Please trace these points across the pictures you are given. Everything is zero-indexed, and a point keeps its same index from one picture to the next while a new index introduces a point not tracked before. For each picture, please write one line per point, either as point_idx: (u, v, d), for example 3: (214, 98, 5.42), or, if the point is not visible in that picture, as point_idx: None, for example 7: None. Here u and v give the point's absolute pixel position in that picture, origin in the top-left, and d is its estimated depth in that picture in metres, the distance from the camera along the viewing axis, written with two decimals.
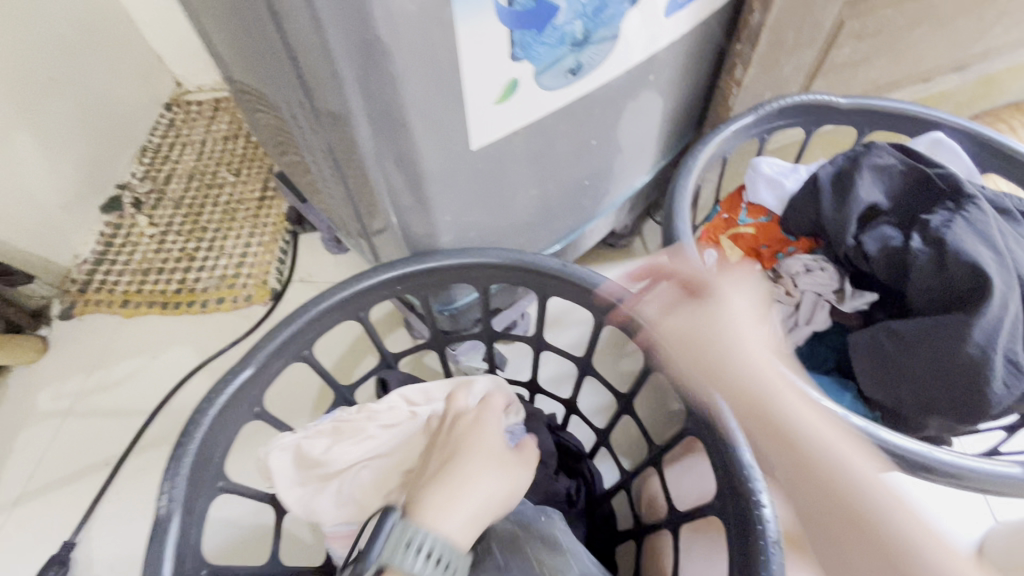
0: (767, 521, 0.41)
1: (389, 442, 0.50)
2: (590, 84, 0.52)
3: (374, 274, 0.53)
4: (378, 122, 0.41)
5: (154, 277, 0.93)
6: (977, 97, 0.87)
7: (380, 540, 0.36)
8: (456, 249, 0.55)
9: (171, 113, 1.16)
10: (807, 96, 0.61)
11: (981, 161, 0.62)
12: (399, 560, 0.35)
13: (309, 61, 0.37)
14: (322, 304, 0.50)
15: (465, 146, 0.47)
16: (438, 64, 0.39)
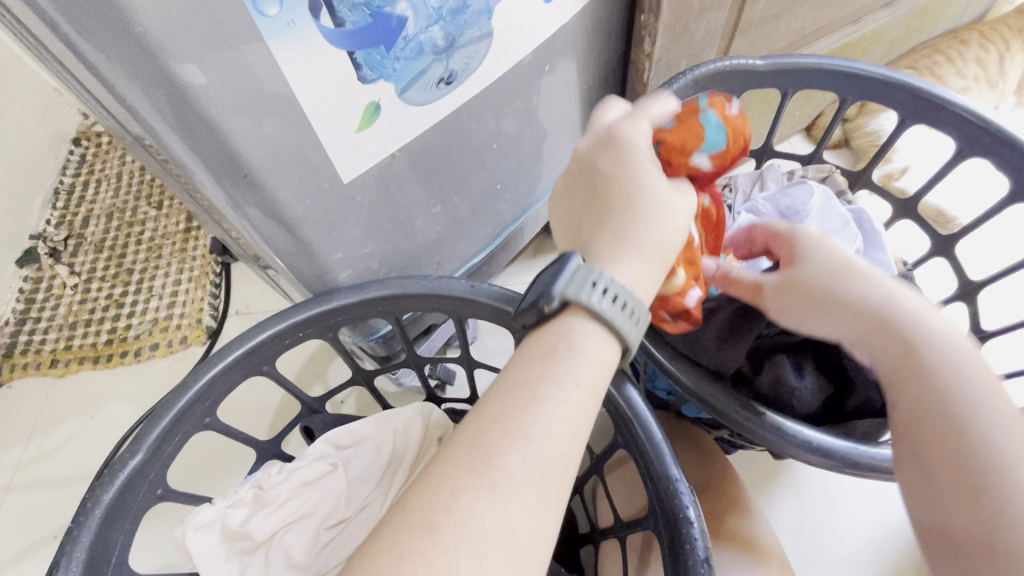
0: (697, 539, 0.39)
1: (308, 501, 0.50)
2: (475, 87, 0.47)
3: (266, 328, 0.48)
4: (219, 175, 0.36)
5: (82, 331, 0.94)
6: (906, 35, 0.91)
7: (566, 278, 0.36)
8: (357, 284, 0.51)
9: (81, 148, 1.16)
10: (720, 63, 0.60)
11: (905, 108, 0.61)
12: (580, 297, 0.35)
13: (117, 113, 0.32)
14: (216, 368, 0.47)
15: (335, 181, 0.42)
16: (270, 106, 0.34)
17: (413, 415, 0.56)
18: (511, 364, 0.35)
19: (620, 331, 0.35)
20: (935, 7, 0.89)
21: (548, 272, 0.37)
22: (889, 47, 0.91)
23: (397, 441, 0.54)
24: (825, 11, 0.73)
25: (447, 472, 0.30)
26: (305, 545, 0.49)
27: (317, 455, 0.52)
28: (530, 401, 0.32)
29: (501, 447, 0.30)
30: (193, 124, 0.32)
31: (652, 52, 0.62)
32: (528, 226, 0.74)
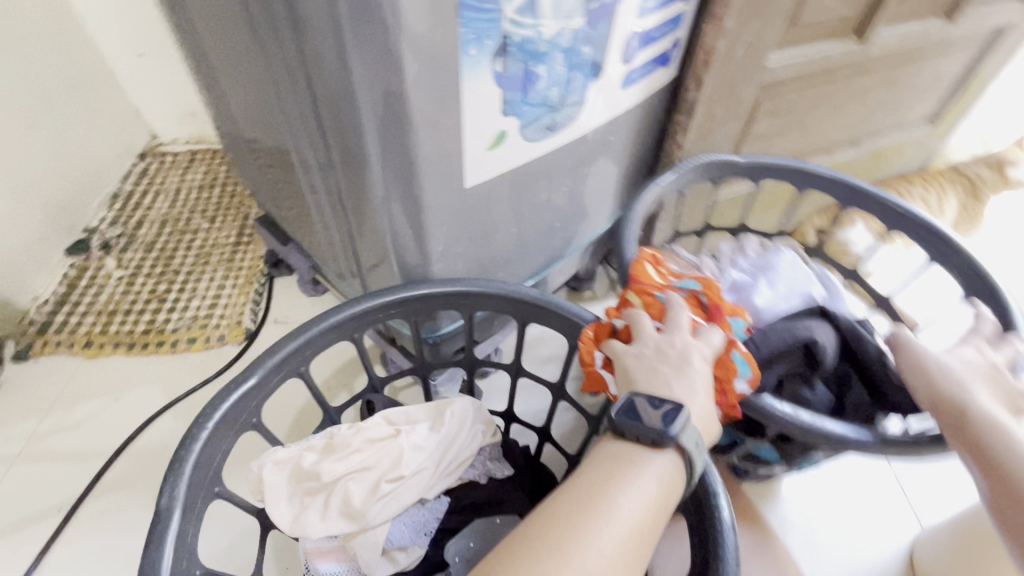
0: (722, 509, 0.43)
1: (373, 456, 0.55)
2: (565, 139, 0.61)
3: (360, 302, 0.54)
4: (388, 150, 0.49)
5: (121, 319, 0.99)
6: (870, 168, 1.13)
7: (674, 421, 0.40)
8: (442, 279, 0.58)
9: (145, 162, 1.27)
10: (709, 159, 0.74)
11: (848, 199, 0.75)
12: (688, 446, 0.40)
13: (332, 90, 0.46)
14: (308, 333, 0.50)
15: (460, 184, 0.54)
16: (443, 115, 0.48)
17: (465, 407, 0.61)
18: (586, 475, 0.40)
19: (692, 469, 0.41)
20: (892, 153, 1.12)
21: (654, 408, 0.41)
22: (856, 177, 1.13)
23: (451, 423, 0.59)
24: (810, 137, 0.94)
25: (537, 556, 0.36)
26: (363, 494, 0.53)
27: (381, 426, 0.57)
28: (606, 511, 0.38)
29: (582, 544, 0.36)
30: (390, 108, 0.46)
31: (684, 143, 0.79)
32: (564, 270, 0.86)
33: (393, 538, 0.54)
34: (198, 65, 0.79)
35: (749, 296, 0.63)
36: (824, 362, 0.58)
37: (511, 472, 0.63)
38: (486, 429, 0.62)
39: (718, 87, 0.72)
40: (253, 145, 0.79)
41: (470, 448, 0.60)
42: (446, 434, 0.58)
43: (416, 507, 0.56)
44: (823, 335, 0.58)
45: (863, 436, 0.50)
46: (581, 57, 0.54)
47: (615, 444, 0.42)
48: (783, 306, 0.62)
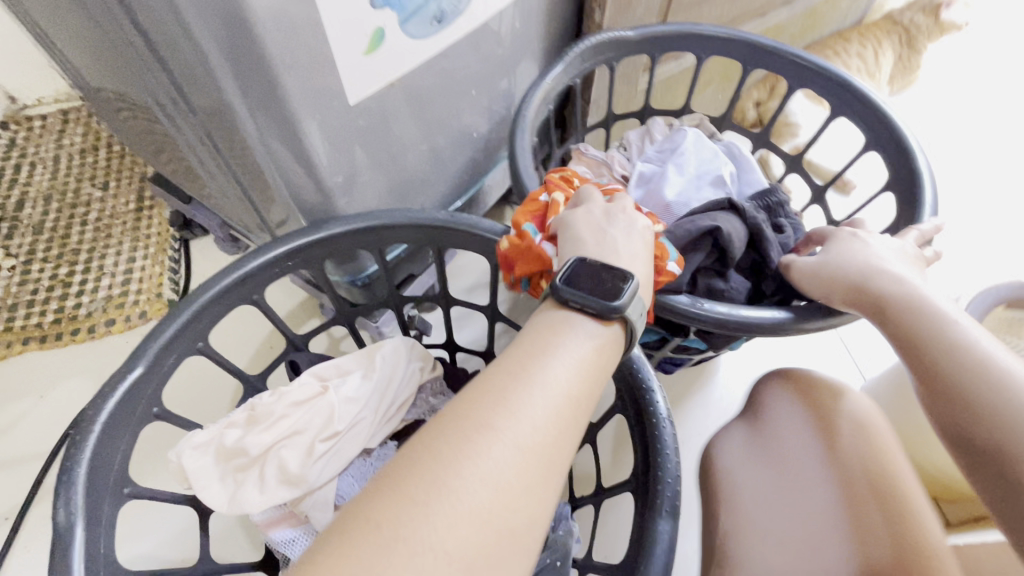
0: (658, 404, 0.43)
1: (299, 416, 0.52)
2: (460, 31, 0.53)
3: (255, 256, 0.50)
4: (249, 88, 0.41)
5: (25, 312, 0.89)
6: (806, 29, 1.08)
7: (623, 293, 0.37)
8: (340, 217, 0.53)
9: (9, 132, 1.09)
10: (602, 36, 0.66)
11: (747, 56, 0.70)
12: (633, 319, 0.38)
13: (153, 20, 0.37)
14: (208, 291, 0.49)
15: (342, 102, 0.47)
16: (299, 19, 0.39)
17: (396, 347, 0.59)
18: (503, 355, 0.35)
19: (631, 329, 0.38)
20: (826, 9, 1.06)
21: (600, 278, 0.38)
22: (792, 40, 1.08)
23: (385, 366, 0.57)
24: (740, 0, 0.87)
25: (449, 437, 0.29)
26: (299, 458, 0.50)
27: (309, 384, 0.54)
28: (525, 380, 0.32)
29: (500, 418, 0.30)
30: (236, 35, 0.37)
31: (603, 21, 0.70)
32: (496, 184, 0.80)
33: (343, 493, 0.52)
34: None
35: (659, 193, 0.63)
36: (732, 252, 0.55)
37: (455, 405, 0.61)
38: (423, 367, 0.60)
39: None
40: (110, 95, 0.68)
41: (408, 388, 0.58)
42: (384, 374, 0.56)
43: (362, 459, 0.55)
44: (728, 224, 0.55)
45: (782, 316, 0.49)
46: None
47: (554, 312, 0.38)
48: (691, 194, 0.63)
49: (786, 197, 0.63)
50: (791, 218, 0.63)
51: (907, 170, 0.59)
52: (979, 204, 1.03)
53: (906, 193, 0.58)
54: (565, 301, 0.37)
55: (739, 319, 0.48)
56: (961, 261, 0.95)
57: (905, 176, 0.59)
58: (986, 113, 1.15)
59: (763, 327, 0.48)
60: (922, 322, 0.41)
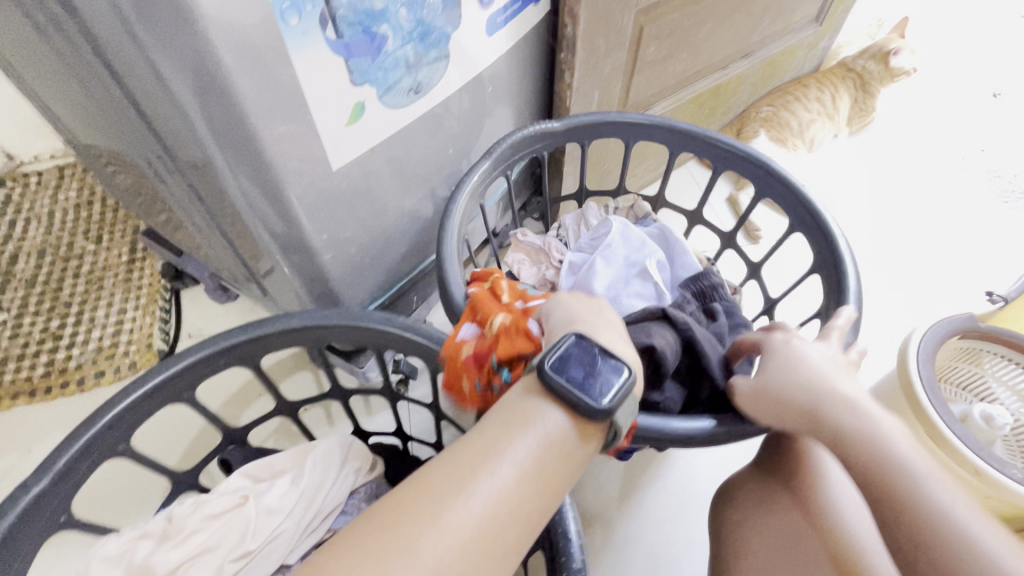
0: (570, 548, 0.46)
1: (213, 531, 0.53)
2: (434, 99, 0.57)
3: (188, 354, 0.52)
4: (233, 148, 0.44)
5: (14, 366, 0.90)
6: (766, 78, 1.15)
7: (614, 390, 0.37)
8: (259, 325, 0.55)
9: (6, 188, 1.13)
10: (528, 129, 0.68)
11: (676, 143, 0.72)
12: (620, 420, 0.38)
13: (139, 86, 0.40)
14: (144, 385, 0.50)
15: (326, 167, 0.50)
16: (288, 104, 0.44)
17: (328, 448, 0.61)
18: (449, 451, 0.35)
19: (612, 425, 0.38)
20: (783, 59, 1.14)
21: (590, 375, 0.37)
22: (753, 88, 1.15)
23: (315, 470, 0.59)
24: (701, 57, 0.93)
25: (368, 545, 0.29)
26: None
27: (231, 494, 0.55)
28: (463, 487, 0.32)
29: (426, 528, 0.30)
30: (217, 102, 0.41)
31: (572, 82, 0.76)
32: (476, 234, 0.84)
33: None
34: (14, 71, 0.69)
35: (589, 283, 0.65)
36: (666, 364, 0.54)
37: None
38: (358, 468, 0.62)
39: (594, 18, 0.69)
40: (106, 158, 0.71)
41: (337, 495, 0.59)
42: (316, 479, 0.58)
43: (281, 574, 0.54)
44: (661, 337, 0.54)
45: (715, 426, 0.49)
46: (429, 9, 0.50)
47: (534, 397, 0.37)
48: (622, 287, 0.65)
49: (718, 280, 0.66)
50: (726, 303, 0.65)
51: (831, 257, 0.60)
52: (937, 236, 1.08)
53: (833, 278, 0.59)
54: (557, 393, 0.37)
55: (674, 429, 0.48)
56: (921, 290, 1.00)
57: (830, 263, 0.60)
58: (938, 150, 1.23)
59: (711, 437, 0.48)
60: (882, 464, 0.36)
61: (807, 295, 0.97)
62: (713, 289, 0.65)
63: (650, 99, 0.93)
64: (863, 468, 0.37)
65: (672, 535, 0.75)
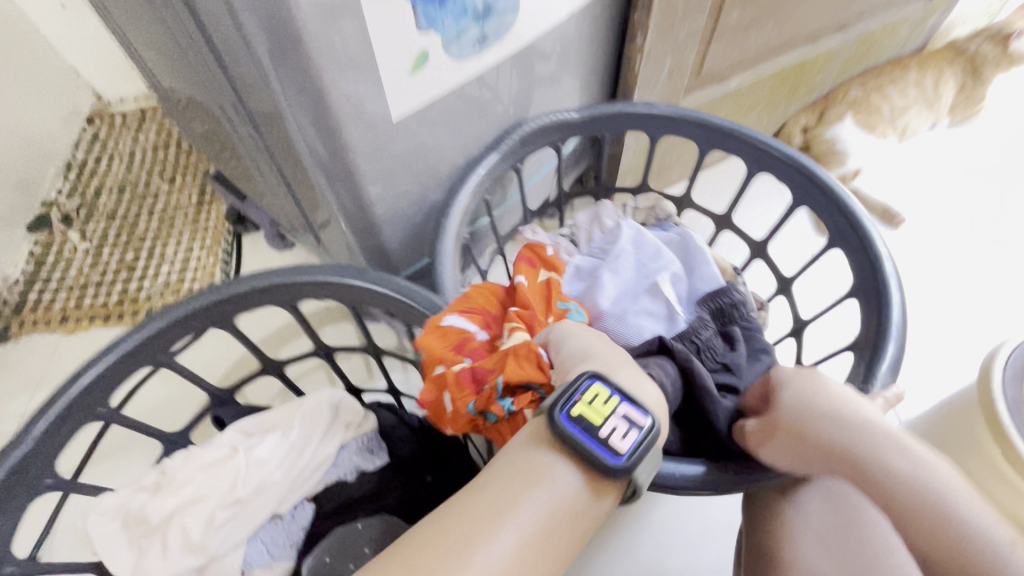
0: None
1: (201, 489, 0.53)
2: (499, 54, 0.55)
3: (188, 303, 0.51)
4: (298, 92, 0.44)
5: (93, 291, 0.98)
6: (861, 56, 1.05)
7: (635, 448, 0.35)
8: (254, 275, 0.53)
9: (94, 127, 1.20)
10: (544, 121, 0.64)
11: (703, 141, 0.65)
12: (639, 476, 0.35)
13: (214, 18, 0.41)
14: (169, 316, 0.51)
15: (386, 116, 0.50)
16: (356, 46, 0.43)
17: (320, 401, 0.59)
18: (454, 504, 0.35)
19: (636, 483, 0.36)
20: (884, 35, 1.03)
21: (603, 424, 0.35)
22: (844, 67, 1.05)
23: (304, 426, 0.58)
24: (789, 27, 0.86)
25: None
26: (202, 528, 0.52)
27: (216, 449, 0.55)
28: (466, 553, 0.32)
29: None
30: (284, 38, 0.40)
31: (644, 45, 0.72)
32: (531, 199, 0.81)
33: (251, 559, 0.55)
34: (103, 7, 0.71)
35: (594, 298, 0.62)
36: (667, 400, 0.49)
37: (383, 462, 0.62)
38: (349, 423, 0.61)
39: None
40: (180, 99, 0.74)
41: (328, 448, 0.59)
42: (311, 437, 0.58)
43: (273, 522, 0.56)
44: (659, 368, 0.50)
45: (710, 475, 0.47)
46: None
47: (547, 452, 0.36)
48: (627, 304, 0.62)
49: (740, 299, 0.62)
50: (749, 330, 0.61)
51: (875, 284, 0.53)
52: None
53: (874, 308, 0.53)
54: (570, 446, 0.35)
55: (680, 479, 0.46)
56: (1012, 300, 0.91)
57: (872, 291, 0.53)
58: None
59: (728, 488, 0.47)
60: (934, 516, 0.36)
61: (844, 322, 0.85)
62: (734, 309, 0.61)
63: (725, 71, 0.87)
64: (913, 522, 0.37)
65: (701, 526, 0.73)
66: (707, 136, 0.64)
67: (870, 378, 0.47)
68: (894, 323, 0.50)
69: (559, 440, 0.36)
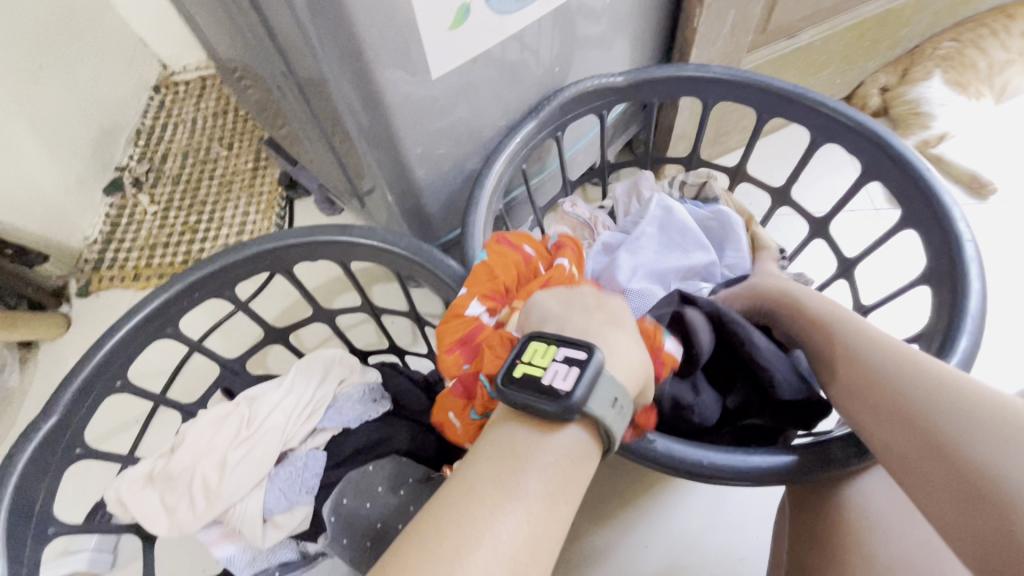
0: None
1: (213, 441, 0.54)
2: (544, 7, 0.52)
3: (229, 254, 0.53)
4: (339, 52, 0.43)
5: (161, 252, 1.05)
6: (959, 3, 0.93)
7: (585, 381, 0.33)
8: (287, 232, 0.54)
9: (160, 95, 1.26)
10: (586, 84, 0.60)
11: (762, 103, 0.60)
12: (600, 412, 0.33)
13: None
14: (208, 267, 0.53)
15: (426, 74, 0.48)
16: (397, 6, 0.42)
17: (342, 355, 0.62)
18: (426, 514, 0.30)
19: (607, 425, 0.33)
20: None
21: (545, 372, 0.33)
22: (938, 17, 0.94)
23: (299, 380, 0.59)
24: None
25: None
26: (218, 473, 0.52)
27: (225, 405, 0.57)
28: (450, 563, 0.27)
29: None
30: None
31: None
32: (578, 163, 0.78)
33: (269, 506, 0.52)
34: None
35: (615, 273, 0.59)
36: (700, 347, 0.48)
37: (389, 408, 0.59)
38: (343, 376, 0.60)
39: None
40: (234, 66, 0.76)
41: (326, 397, 0.58)
42: (331, 390, 0.59)
43: (288, 471, 0.54)
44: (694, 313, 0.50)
45: (735, 461, 0.42)
46: None
47: (505, 426, 0.34)
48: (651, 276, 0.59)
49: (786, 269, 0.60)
50: None
51: (950, 264, 0.47)
52: None
53: (946, 287, 0.47)
54: (521, 404, 0.33)
55: (703, 462, 0.42)
56: None
57: (944, 276, 0.47)
58: None
59: (744, 472, 0.42)
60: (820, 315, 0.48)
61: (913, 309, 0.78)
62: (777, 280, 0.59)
63: (796, 24, 0.79)
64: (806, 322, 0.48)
65: (741, 505, 0.70)
66: (765, 98, 0.59)
67: (944, 360, 0.42)
68: (972, 308, 0.44)
69: (509, 401, 0.33)
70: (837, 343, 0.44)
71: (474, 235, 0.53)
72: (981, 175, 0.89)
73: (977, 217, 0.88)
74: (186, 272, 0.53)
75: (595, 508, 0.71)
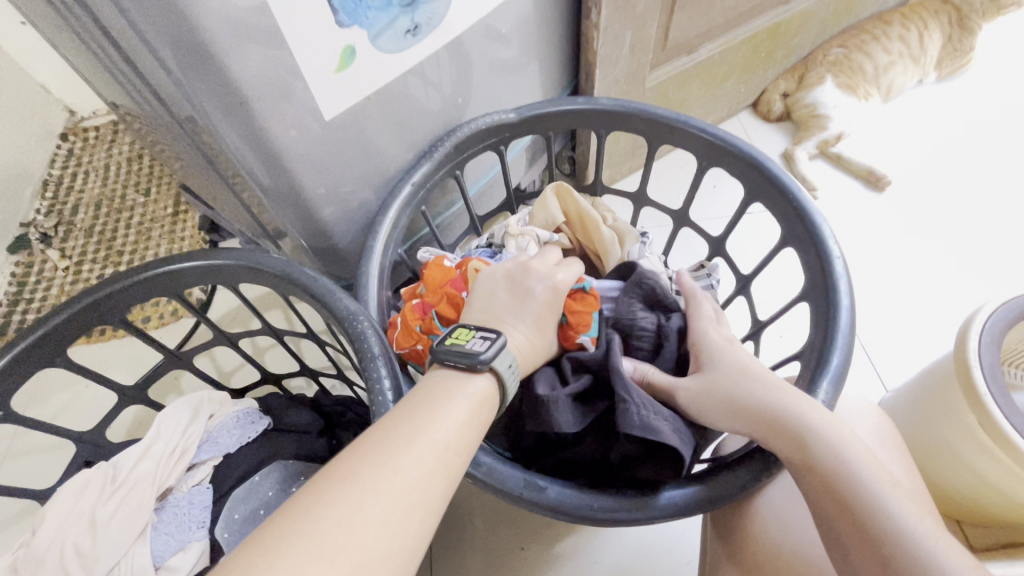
0: None
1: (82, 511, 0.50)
2: (436, 42, 0.53)
3: (96, 290, 0.51)
4: (219, 104, 0.43)
5: None
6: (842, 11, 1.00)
7: (493, 347, 0.40)
8: (159, 262, 0.51)
9: (68, 142, 1.19)
10: (487, 118, 0.61)
11: (652, 129, 0.63)
12: (503, 370, 0.40)
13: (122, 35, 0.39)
14: (74, 306, 0.50)
15: (318, 116, 0.48)
16: (272, 56, 0.42)
17: (209, 391, 0.59)
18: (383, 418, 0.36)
19: (506, 383, 0.40)
20: None
21: (468, 341, 0.41)
22: (824, 26, 1.01)
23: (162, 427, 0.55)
24: None
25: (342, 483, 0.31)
26: (92, 537, 0.49)
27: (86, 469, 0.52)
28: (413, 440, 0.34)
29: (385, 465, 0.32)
30: (189, 46, 0.39)
31: (599, 21, 0.68)
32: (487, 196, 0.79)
33: (158, 553, 0.50)
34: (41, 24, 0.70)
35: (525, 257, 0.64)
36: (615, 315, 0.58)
37: (270, 423, 0.58)
38: (215, 411, 0.58)
39: None
40: (132, 114, 0.73)
41: (195, 436, 0.55)
42: (202, 426, 0.56)
43: (173, 514, 0.52)
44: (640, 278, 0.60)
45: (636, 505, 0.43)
46: None
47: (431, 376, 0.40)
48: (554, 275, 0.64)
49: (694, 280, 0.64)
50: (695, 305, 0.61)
51: (824, 283, 0.50)
52: None
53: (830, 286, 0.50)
54: (443, 359, 0.40)
55: (602, 510, 0.42)
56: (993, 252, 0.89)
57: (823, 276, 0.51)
58: None
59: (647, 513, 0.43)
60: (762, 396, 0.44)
61: (798, 323, 0.83)
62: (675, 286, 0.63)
63: (693, 41, 0.83)
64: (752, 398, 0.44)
65: None
66: (654, 125, 0.62)
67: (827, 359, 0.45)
68: (844, 328, 0.47)
69: (435, 358, 0.40)
70: (769, 417, 0.43)
71: (367, 261, 0.53)
72: (876, 169, 0.95)
73: (875, 208, 0.95)
74: (46, 323, 0.50)
75: (542, 527, 0.70)
